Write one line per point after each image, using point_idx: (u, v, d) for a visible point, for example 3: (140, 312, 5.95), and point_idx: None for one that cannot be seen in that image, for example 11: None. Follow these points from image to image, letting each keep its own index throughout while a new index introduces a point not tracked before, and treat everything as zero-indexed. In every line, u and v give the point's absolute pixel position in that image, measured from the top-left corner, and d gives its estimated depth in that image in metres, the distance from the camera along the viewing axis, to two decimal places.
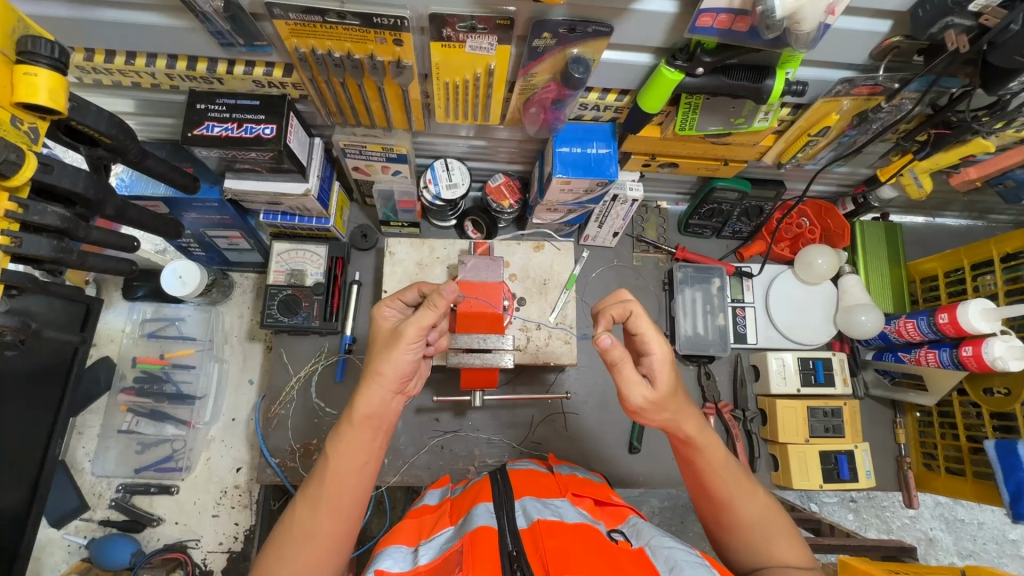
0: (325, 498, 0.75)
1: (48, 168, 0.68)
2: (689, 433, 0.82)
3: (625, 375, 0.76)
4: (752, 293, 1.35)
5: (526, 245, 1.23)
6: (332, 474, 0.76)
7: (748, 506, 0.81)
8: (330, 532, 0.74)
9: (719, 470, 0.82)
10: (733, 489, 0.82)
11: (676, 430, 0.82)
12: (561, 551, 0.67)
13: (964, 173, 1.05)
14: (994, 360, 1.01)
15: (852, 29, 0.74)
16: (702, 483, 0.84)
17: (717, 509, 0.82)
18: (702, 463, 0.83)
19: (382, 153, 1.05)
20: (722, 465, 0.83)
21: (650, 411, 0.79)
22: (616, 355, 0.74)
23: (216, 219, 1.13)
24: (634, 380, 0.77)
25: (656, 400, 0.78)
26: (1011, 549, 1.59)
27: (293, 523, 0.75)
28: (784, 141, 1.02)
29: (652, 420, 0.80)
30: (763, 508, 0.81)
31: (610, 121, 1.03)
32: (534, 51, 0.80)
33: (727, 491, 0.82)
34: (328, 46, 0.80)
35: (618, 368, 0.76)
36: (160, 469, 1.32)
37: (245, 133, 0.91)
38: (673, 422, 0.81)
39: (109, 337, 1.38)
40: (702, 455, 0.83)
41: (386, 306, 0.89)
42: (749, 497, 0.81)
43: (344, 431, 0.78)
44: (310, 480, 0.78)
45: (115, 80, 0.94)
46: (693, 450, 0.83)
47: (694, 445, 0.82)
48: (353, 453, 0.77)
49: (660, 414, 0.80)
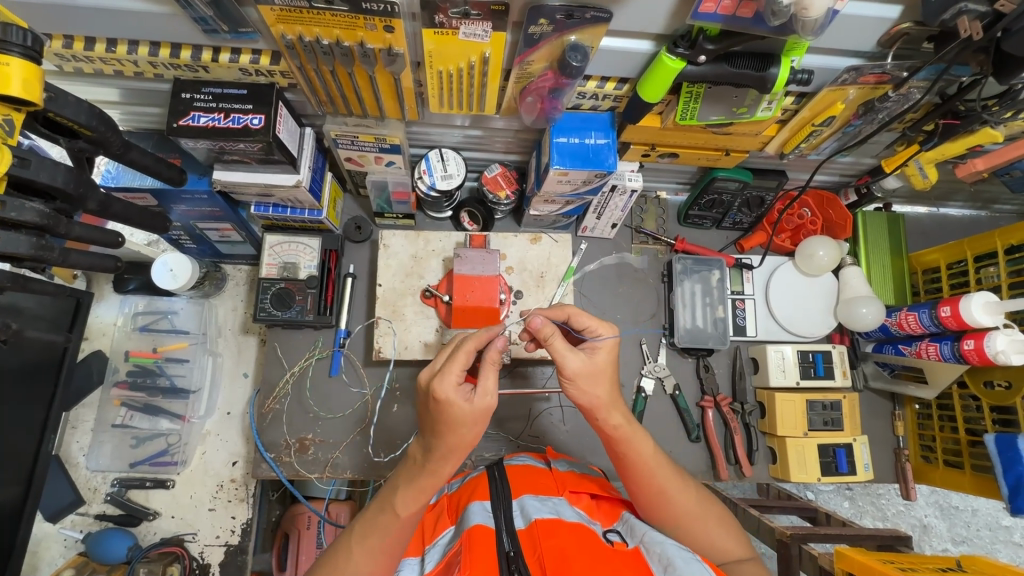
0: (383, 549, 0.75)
1: (25, 163, 0.65)
2: (616, 424, 0.81)
3: (557, 347, 0.78)
4: (752, 285, 1.34)
5: (523, 236, 1.21)
6: (397, 528, 0.75)
7: (683, 498, 0.81)
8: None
9: (651, 464, 0.82)
10: (669, 484, 0.82)
11: (604, 419, 0.81)
12: (559, 551, 0.66)
13: (971, 164, 1.02)
14: (996, 354, 0.99)
15: (861, 15, 0.72)
16: (636, 481, 0.82)
17: (654, 506, 0.82)
18: (633, 457, 0.81)
19: (375, 144, 1.02)
20: (653, 459, 0.82)
21: (581, 381, 0.79)
22: (546, 333, 0.77)
23: (206, 211, 1.10)
24: (570, 348, 0.78)
25: (588, 370, 0.79)
26: (1004, 536, 1.60)
27: (346, 566, 0.75)
28: (787, 130, 1.00)
29: (581, 394, 0.80)
30: (697, 499, 0.83)
31: (609, 111, 1.00)
32: (530, 38, 0.77)
33: (662, 487, 0.81)
34: (316, 33, 0.77)
35: (550, 342, 0.77)
36: (155, 463, 1.30)
37: (232, 123, 0.89)
38: (599, 405, 0.80)
39: (101, 331, 1.36)
40: (631, 447, 0.81)
41: (448, 380, 0.72)
42: (683, 489, 0.82)
43: (416, 486, 0.75)
44: (367, 524, 0.77)
45: (97, 69, 0.90)
46: (623, 445, 0.81)
47: (623, 437, 0.81)
48: (416, 507, 0.75)
49: (594, 389, 0.79)
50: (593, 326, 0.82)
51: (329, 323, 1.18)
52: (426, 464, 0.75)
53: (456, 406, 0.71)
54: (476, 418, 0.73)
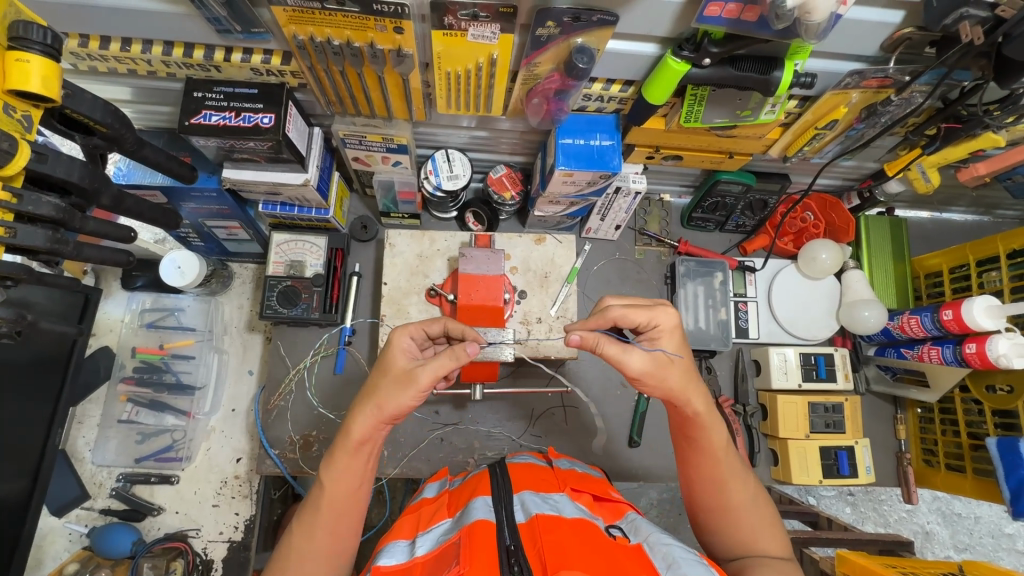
0: (322, 526, 0.76)
1: (42, 158, 0.67)
2: (697, 409, 0.81)
3: (611, 353, 0.77)
4: (755, 288, 1.34)
5: (527, 237, 1.22)
6: (328, 503, 0.77)
7: (740, 490, 0.81)
8: (327, 555, 0.76)
9: (720, 454, 0.82)
10: (729, 474, 0.82)
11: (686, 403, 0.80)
12: (559, 545, 0.66)
13: (973, 169, 1.03)
14: (997, 358, 0.99)
15: (864, 20, 0.73)
16: (697, 465, 0.83)
17: (708, 491, 0.82)
18: (704, 442, 0.82)
19: (382, 144, 1.03)
20: (723, 450, 0.82)
21: (649, 377, 0.79)
22: (591, 342, 0.76)
23: (214, 209, 1.12)
24: (625, 350, 0.77)
25: (652, 367, 0.78)
26: (1008, 544, 1.60)
27: (291, 551, 0.75)
28: (790, 134, 1.01)
29: (652, 387, 0.79)
30: (752, 494, 0.82)
31: (614, 113, 1.02)
32: (538, 40, 0.78)
33: (722, 476, 0.81)
34: (327, 34, 0.78)
35: (602, 349, 0.77)
36: (160, 459, 1.32)
37: (243, 122, 0.90)
38: (675, 394, 0.79)
39: (108, 327, 1.37)
40: (706, 433, 0.82)
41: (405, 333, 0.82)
42: (741, 483, 0.81)
43: (338, 456, 0.77)
44: (306, 506, 0.79)
45: (111, 68, 0.92)
46: (698, 429, 0.82)
47: (702, 423, 0.81)
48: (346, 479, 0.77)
49: (661, 381, 0.79)
50: (644, 320, 0.81)
51: (335, 321, 1.19)
52: (340, 430, 0.78)
53: (394, 354, 0.80)
54: (400, 379, 0.77)
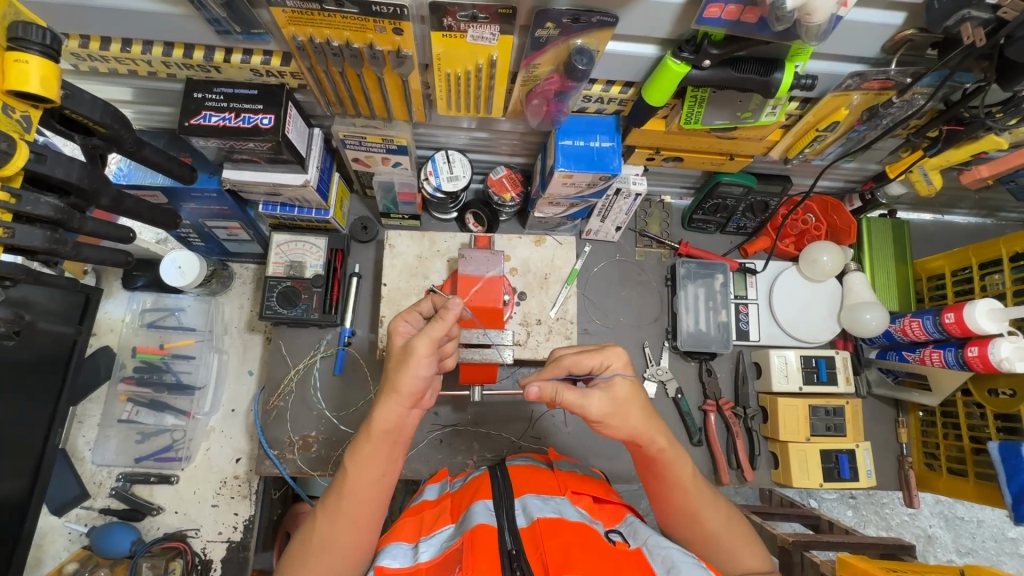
0: (345, 511, 0.77)
1: (41, 158, 0.67)
2: (662, 446, 0.79)
3: (570, 400, 0.75)
4: (756, 290, 1.33)
5: (527, 238, 1.22)
6: (351, 491, 0.77)
7: (714, 517, 0.81)
8: (352, 544, 0.77)
9: (689, 488, 0.81)
10: (701, 508, 0.81)
11: (652, 443, 0.79)
12: (562, 550, 0.66)
13: (976, 171, 1.03)
14: (1000, 361, 0.98)
15: (864, 21, 0.72)
16: (668, 501, 0.82)
17: (684, 524, 0.82)
18: (673, 479, 0.81)
19: (382, 145, 1.03)
20: (691, 484, 0.81)
21: (612, 421, 0.77)
22: (549, 394, 0.75)
23: (215, 209, 1.12)
24: (583, 395, 0.75)
25: (612, 409, 0.76)
26: (1010, 548, 1.59)
27: (314, 538, 0.77)
28: (791, 136, 1.00)
29: (616, 432, 0.78)
30: (728, 517, 0.82)
31: (614, 114, 1.01)
32: (537, 41, 0.78)
33: (693, 509, 0.81)
34: (326, 35, 0.78)
35: (561, 399, 0.75)
36: (160, 459, 1.32)
37: (243, 123, 0.90)
38: (641, 433, 0.78)
39: (109, 327, 1.38)
40: (670, 470, 0.81)
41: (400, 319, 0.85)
42: (715, 511, 0.81)
43: (361, 445, 0.78)
44: (328, 494, 0.80)
45: (112, 68, 0.92)
46: (663, 467, 0.81)
47: (665, 462, 0.80)
48: (374, 469, 0.78)
49: (624, 422, 0.77)
50: (597, 363, 0.79)
51: (335, 322, 1.19)
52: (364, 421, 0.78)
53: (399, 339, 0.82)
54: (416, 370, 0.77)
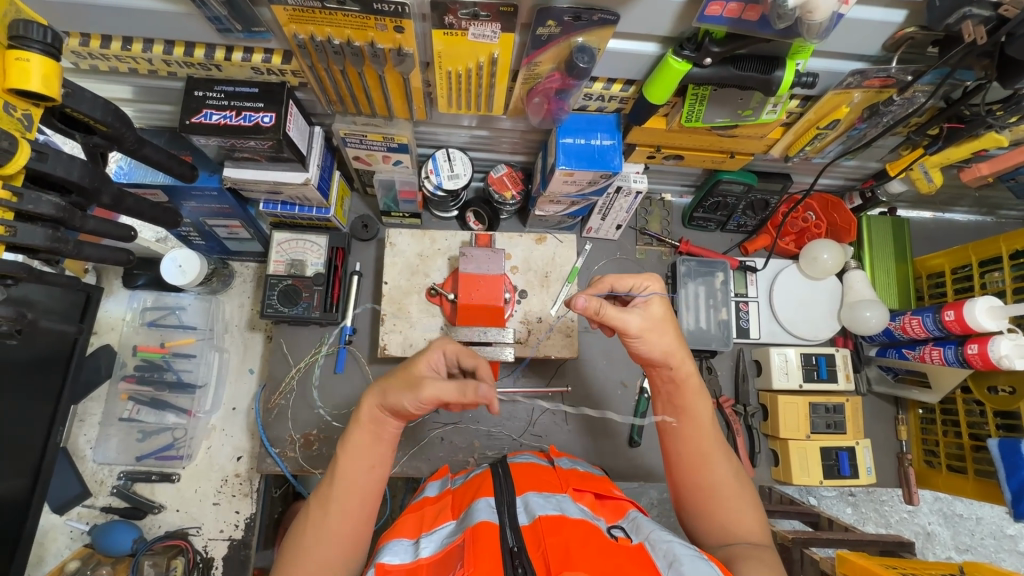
0: (336, 503, 0.77)
1: (42, 156, 0.67)
2: (688, 372, 0.87)
3: (610, 314, 0.83)
4: (756, 288, 1.34)
5: (528, 237, 1.22)
6: (342, 483, 0.78)
7: (722, 466, 0.82)
8: (346, 536, 0.76)
9: (706, 424, 0.85)
10: (715, 450, 0.83)
11: (678, 367, 0.86)
12: (562, 547, 0.66)
13: (975, 169, 1.03)
14: (1000, 358, 0.99)
15: (865, 19, 0.72)
16: (684, 440, 0.85)
17: (693, 469, 0.83)
18: (693, 413, 0.86)
19: (383, 143, 1.03)
20: (708, 422, 0.85)
21: (646, 337, 0.85)
22: (594, 307, 0.82)
23: (215, 208, 1.12)
24: (623, 310, 0.84)
25: (647, 325, 0.85)
26: (1009, 545, 1.59)
27: (308, 534, 0.76)
28: (792, 134, 1.00)
29: (650, 348, 0.85)
30: (737, 476, 0.83)
31: (615, 112, 1.01)
32: (538, 39, 0.78)
33: (707, 450, 0.83)
34: (327, 33, 0.78)
35: (603, 313, 0.83)
36: (161, 457, 1.32)
37: (244, 121, 0.90)
38: (671, 354, 0.85)
39: (109, 326, 1.38)
40: (693, 402, 0.86)
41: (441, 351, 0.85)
42: (725, 461, 0.83)
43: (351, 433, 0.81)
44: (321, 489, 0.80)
45: (112, 66, 0.92)
46: (684, 397, 0.86)
47: (688, 392, 0.86)
48: (361, 456, 0.80)
49: (658, 340, 0.85)
50: (638, 284, 0.90)
51: (335, 320, 1.19)
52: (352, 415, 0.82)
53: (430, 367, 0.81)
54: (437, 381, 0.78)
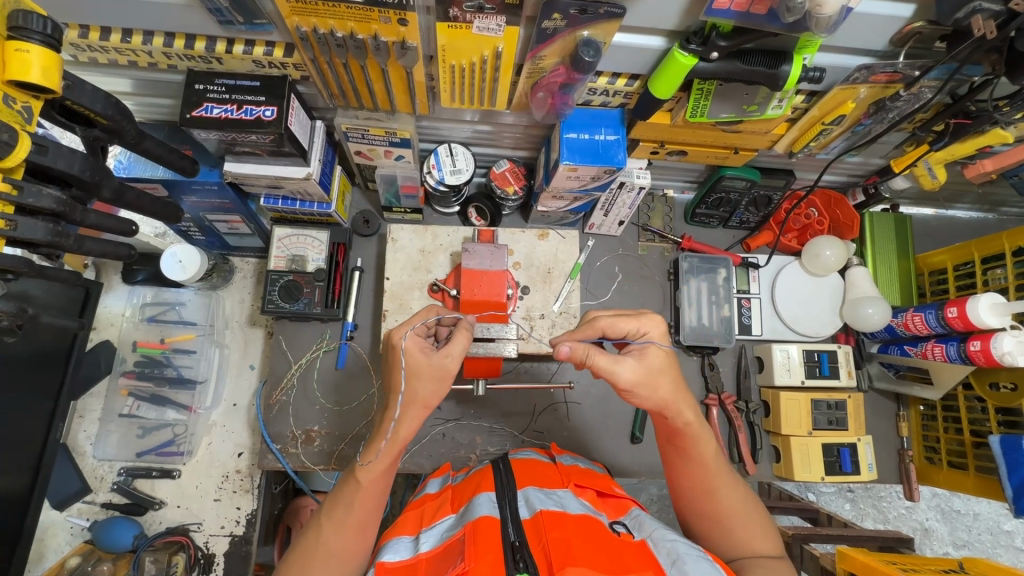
0: (352, 520, 0.78)
1: (43, 149, 0.66)
2: (687, 420, 0.82)
3: (601, 364, 0.76)
4: (758, 285, 1.33)
5: (530, 232, 1.21)
6: (363, 498, 0.78)
7: (727, 497, 0.82)
8: (356, 550, 0.78)
9: (709, 461, 0.83)
10: (720, 482, 0.83)
11: (677, 414, 0.81)
12: (564, 542, 0.66)
13: (980, 165, 1.02)
14: (1002, 355, 0.99)
15: (874, 14, 0.72)
16: (687, 475, 0.84)
17: (699, 500, 0.83)
18: (694, 454, 0.83)
19: (385, 137, 1.03)
20: (712, 460, 0.83)
21: (640, 389, 0.78)
22: (581, 354, 0.76)
23: (216, 203, 1.11)
24: (617, 360, 0.76)
25: (643, 377, 0.77)
26: (1005, 540, 1.60)
27: (318, 548, 0.76)
28: (796, 130, 1.00)
29: (643, 400, 0.79)
30: (744, 503, 0.82)
31: (619, 107, 1.01)
32: (544, 32, 0.77)
33: (712, 484, 0.82)
34: (330, 26, 0.78)
35: (592, 362, 0.76)
36: (162, 453, 1.32)
37: (245, 115, 0.89)
38: (668, 402, 0.79)
39: (109, 321, 1.37)
40: (694, 443, 0.83)
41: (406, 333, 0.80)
42: (730, 491, 0.82)
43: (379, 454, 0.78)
44: (334, 502, 0.80)
45: (111, 59, 0.91)
46: (685, 440, 0.83)
47: (688, 435, 0.83)
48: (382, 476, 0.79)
49: (651, 391, 0.79)
50: (633, 329, 0.83)
51: (337, 316, 1.19)
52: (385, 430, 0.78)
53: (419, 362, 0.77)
54: (433, 374, 0.77)
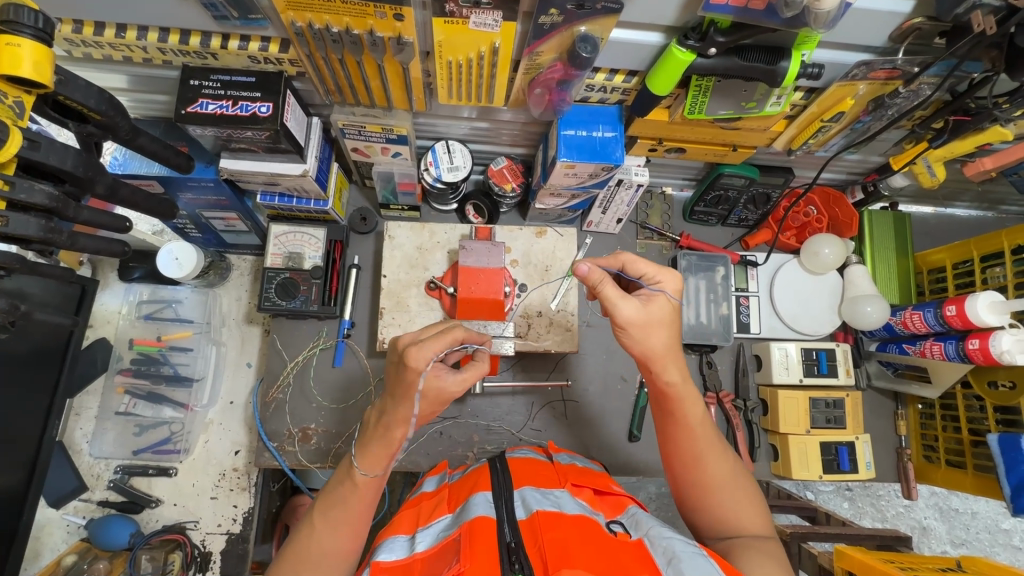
0: (346, 519, 0.77)
1: (35, 145, 0.66)
2: (678, 379, 0.81)
3: (608, 295, 0.79)
4: (757, 283, 1.33)
5: (528, 230, 1.21)
6: (358, 497, 0.78)
7: (715, 465, 0.81)
8: (349, 548, 0.78)
9: (697, 426, 0.82)
10: (708, 450, 0.82)
11: (664, 374, 0.81)
12: (560, 543, 0.65)
13: (979, 163, 1.02)
14: (1001, 353, 0.99)
15: (873, 9, 0.71)
16: (676, 440, 0.84)
17: (686, 468, 0.82)
18: (683, 417, 0.82)
19: (382, 134, 1.02)
20: (700, 425, 0.83)
21: (637, 332, 0.80)
22: (596, 279, 0.78)
23: (212, 200, 1.10)
24: (622, 295, 0.79)
25: (641, 319, 0.79)
26: (1003, 539, 1.60)
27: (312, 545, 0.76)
28: (795, 127, 0.99)
29: (638, 343, 0.80)
30: (731, 471, 0.82)
31: (617, 104, 1.00)
32: (541, 28, 0.76)
33: (700, 451, 0.82)
34: (326, 21, 0.77)
35: (601, 290, 0.79)
36: (158, 451, 1.31)
37: (240, 111, 0.89)
38: (660, 354, 0.80)
39: (105, 319, 1.36)
40: (683, 407, 0.82)
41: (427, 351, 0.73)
42: (719, 460, 0.82)
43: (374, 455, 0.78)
44: (328, 500, 0.79)
45: (106, 55, 0.91)
46: (674, 402, 0.82)
47: (676, 396, 0.82)
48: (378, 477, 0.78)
49: (647, 338, 0.80)
50: (651, 274, 0.84)
51: (334, 313, 1.18)
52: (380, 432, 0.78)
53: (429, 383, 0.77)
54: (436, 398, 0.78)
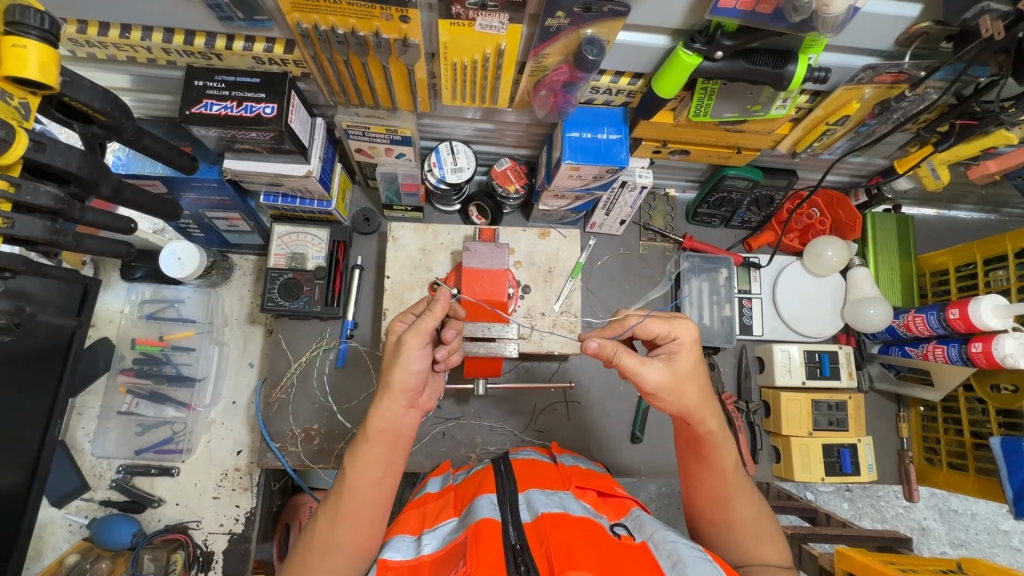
0: (344, 511, 0.77)
1: (40, 147, 0.66)
2: (710, 429, 0.80)
3: (628, 365, 0.75)
4: (759, 285, 1.33)
5: (531, 231, 1.21)
6: (350, 490, 0.77)
7: (741, 505, 0.81)
8: (351, 544, 0.76)
9: (729, 470, 0.81)
10: (736, 490, 0.81)
11: (699, 424, 0.79)
12: (566, 544, 0.65)
13: (983, 166, 1.02)
14: (1004, 357, 0.99)
15: (882, 13, 0.71)
16: (703, 480, 0.83)
17: (712, 507, 0.82)
18: (715, 461, 0.81)
19: (386, 135, 1.02)
20: (732, 468, 0.82)
21: (664, 395, 0.77)
22: (609, 352, 0.74)
23: (215, 200, 1.10)
24: (643, 362, 0.75)
25: (669, 381, 0.76)
26: (1002, 540, 1.61)
27: (315, 542, 0.76)
28: (800, 129, 0.99)
29: (669, 405, 0.78)
30: (757, 512, 0.82)
31: (622, 106, 1.00)
32: (547, 31, 0.76)
33: (728, 493, 0.81)
34: (332, 22, 0.77)
35: (618, 361, 0.75)
36: (161, 451, 1.31)
37: (245, 112, 0.89)
38: (692, 411, 0.78)
39: (107, 318, 1.36)
40: (715, 453, 0.81)
41: (398, 319, 0.85)
42: (744, 500, 0.81)
43: (359, 446, 0.78)
44: (329, 497, 0.79)
45: (110, 55, 0.90)
46: (708, 449, 0.81)
47: (711, 443, 0.80)
48: (367, 467, 0.78)
49: (679, 396, 0.77)
50: (665, 331, 0.78)
51: (336, 314, 1.18)
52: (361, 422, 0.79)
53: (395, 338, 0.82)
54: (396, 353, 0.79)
